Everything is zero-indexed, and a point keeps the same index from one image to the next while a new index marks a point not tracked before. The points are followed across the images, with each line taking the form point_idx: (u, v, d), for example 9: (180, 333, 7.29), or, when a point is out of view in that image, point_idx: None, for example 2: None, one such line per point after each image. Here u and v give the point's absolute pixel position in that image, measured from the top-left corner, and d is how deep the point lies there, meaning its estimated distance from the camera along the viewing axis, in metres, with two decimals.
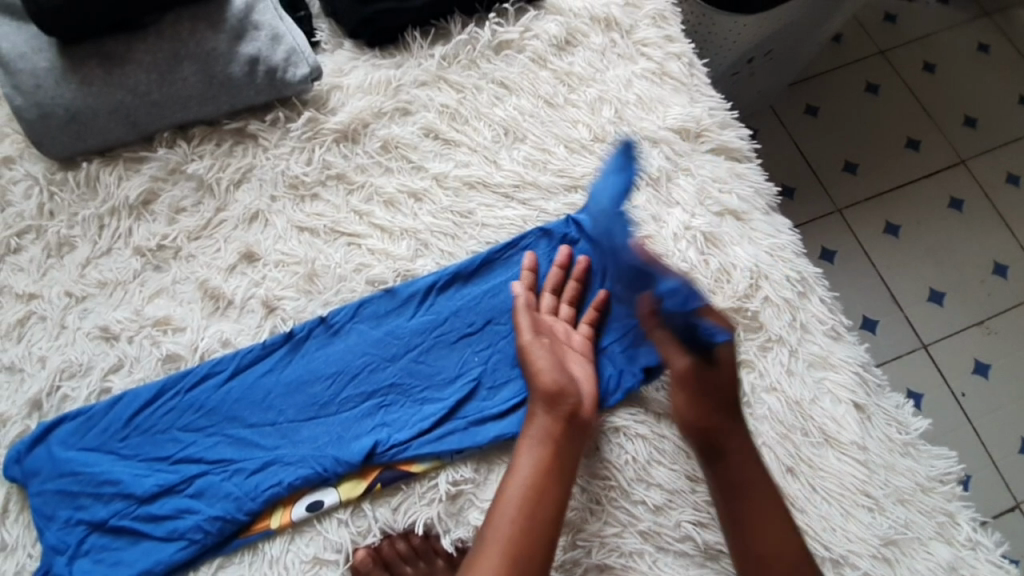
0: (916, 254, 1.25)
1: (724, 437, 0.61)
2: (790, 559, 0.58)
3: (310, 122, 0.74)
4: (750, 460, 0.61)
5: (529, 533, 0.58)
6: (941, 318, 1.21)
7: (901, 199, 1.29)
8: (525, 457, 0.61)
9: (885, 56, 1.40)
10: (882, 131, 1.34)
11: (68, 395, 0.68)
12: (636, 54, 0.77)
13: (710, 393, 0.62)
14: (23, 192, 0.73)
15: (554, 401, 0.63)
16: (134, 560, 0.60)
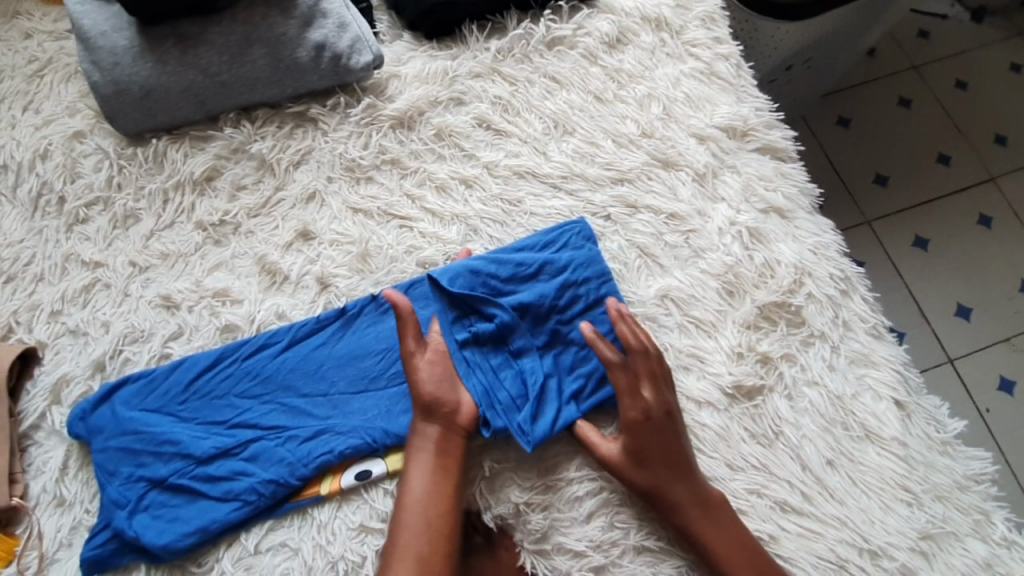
0: (944, 268, 1.25)
1: (678, 506, 0.61)
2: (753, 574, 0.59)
3: (368, 108, 0.77)
4: (711, 521, 0.60)
5: (431, 544, 0.59)
6: (967, 333, 1.21)
7: (931, 213, 1.30)
8: (415, 474, 0.61)
9: (918, 71, 1.41)
10: (914, 144, 1.35)
11: (129, 358, 0.70)
12: (685, 54, 0.79)
13: (657, 463, 0.61)
14: (93, 165, 0.77)
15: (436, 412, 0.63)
16: (190, 518, 0.62)
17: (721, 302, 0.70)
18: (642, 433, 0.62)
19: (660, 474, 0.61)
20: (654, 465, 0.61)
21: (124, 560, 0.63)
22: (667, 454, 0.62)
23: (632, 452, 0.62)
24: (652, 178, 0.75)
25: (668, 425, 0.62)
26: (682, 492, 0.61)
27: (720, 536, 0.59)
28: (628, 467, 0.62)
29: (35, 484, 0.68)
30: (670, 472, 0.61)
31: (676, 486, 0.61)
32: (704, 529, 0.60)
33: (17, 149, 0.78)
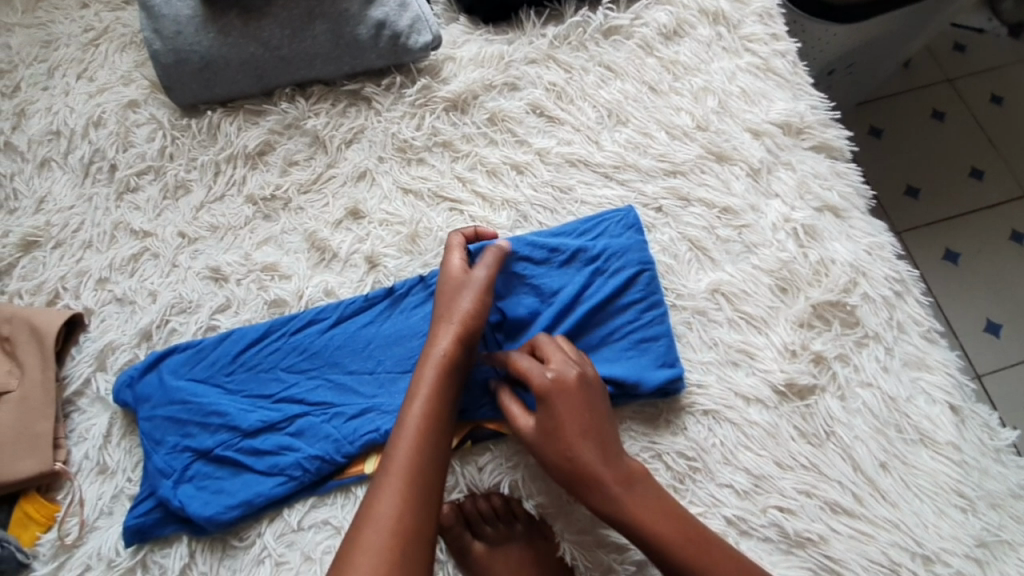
0: (974, 283, 1.17)
1: (597, 474, 0.58)
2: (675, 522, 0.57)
3: (423, 89, 0.77)
4: (633, 489, 0.58)
5: (424, 467, 0.55)
6: (997, 351, 1.13)
7: (960, 226, 1.21)
8: (420, 395, 0.59)
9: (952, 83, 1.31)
10: (944, 158, 1.26)
11: (175, 329, 0.70)
12: (741, 49, 0.79)
13: (572, 435, 0.59)
14: (146, 135, 0.78)
15: (458, 338, 0.62)
16: (235, 490, 0.62)
17: (774, 300, 0.69)
18: (550, 404, 0.60)
19: (574, 447, 0.59)
20: (568, 437, 0.59)
21: (166, 530, 0.63)
22: (580, 427, 0.59)
23: (543, 425, 0.60)
24: (706, 171, 0.74)
25: (579, 392, 0.60)
26: (605, 466, 0.58)
27: (642, 499, 0.58)
28: (540, 440, 0.60)
29: (76, 450, 0.68)
30: (585, 443, 0.59)
31: (596, 459, 0.59)
32: (633, 506, 0.57)
33: (71, 116, 0.80)
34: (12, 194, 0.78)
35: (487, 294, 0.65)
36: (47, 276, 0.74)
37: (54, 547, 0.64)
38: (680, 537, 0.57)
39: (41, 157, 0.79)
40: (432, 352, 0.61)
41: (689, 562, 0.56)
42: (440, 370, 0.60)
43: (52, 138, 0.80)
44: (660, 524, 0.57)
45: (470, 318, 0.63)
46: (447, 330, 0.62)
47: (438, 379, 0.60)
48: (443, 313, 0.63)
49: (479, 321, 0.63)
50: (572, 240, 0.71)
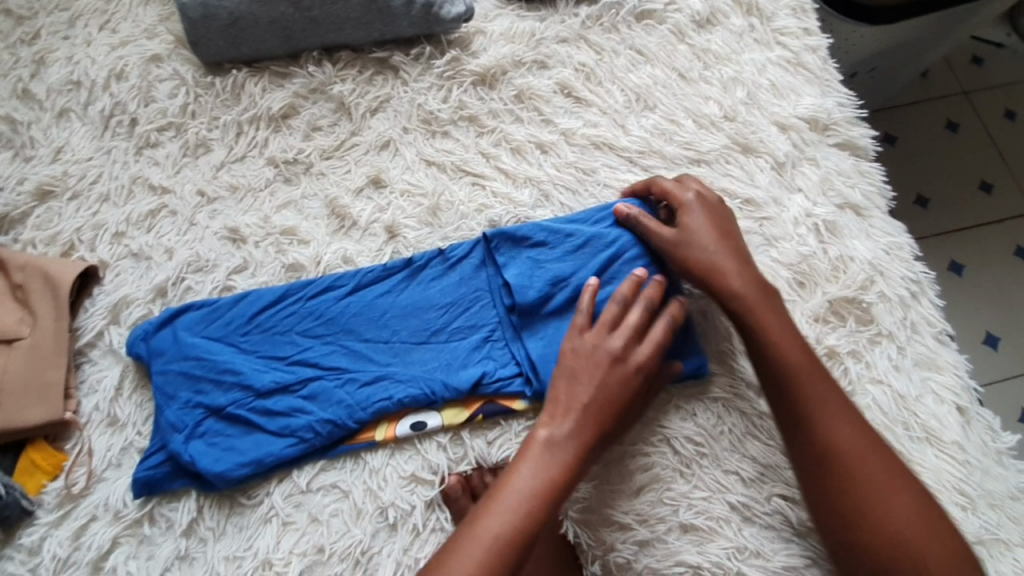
0: (975, 295, 1.13)
1: (753, 308, 0.62)
2: (835, 394, 0.58)
3: (452, 62, 0.77)
4: (789, 332, 0.61)
5: (503, 555, 0.53)
6: (993, 364, 1.09)
7: (967, 237, 1.16)
8: (527, 482, 0.56)
9: (968, 97, 1.25)
10: (955, 171, 1.20)
11: (191, 287, 0.70)
12: (773, 42, 0.79)
13: (729, 267, 0.63)
14: (169, 90, 0.78)
15: (591, 420, 0.59)
16: (245, 449, 0.62)
17: (790, 293, 0.69)
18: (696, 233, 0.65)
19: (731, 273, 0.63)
20: (723, 265, 0.63)
21: (175, 484, 0.63)
22: (741, 265, 0.64)
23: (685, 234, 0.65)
24: (730, 162, 0.74)
25: (722, 214, 0.67)
26: (809, 365, 0.59)
27: (795, 343, 0.60)
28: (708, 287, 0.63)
29: (87, 401, 0.67)
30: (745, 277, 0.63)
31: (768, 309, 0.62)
32: (790, 351, 0.60)
33: (93, 67, 0.79)
34: (29, 142, 0.77)
35: (617, 408, 0.60)
36: (62, 227, 0.73)
37: (60, 496, 0.64)
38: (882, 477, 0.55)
39: (60, 107, 0.78)
40: (563, 426, 0.59)
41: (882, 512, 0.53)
42: (566, 449, 0.58)
43: (72, 88, 0.79)
44: (861, 456, 0.56)
45: (592, 415, 0.59)
46: (573, 421, 0.59)
47: (552, 474, 0.57)
48: (564, 406, 0.59)
49: (615, 406, 0.60)
50: (586, 224, 0.70)
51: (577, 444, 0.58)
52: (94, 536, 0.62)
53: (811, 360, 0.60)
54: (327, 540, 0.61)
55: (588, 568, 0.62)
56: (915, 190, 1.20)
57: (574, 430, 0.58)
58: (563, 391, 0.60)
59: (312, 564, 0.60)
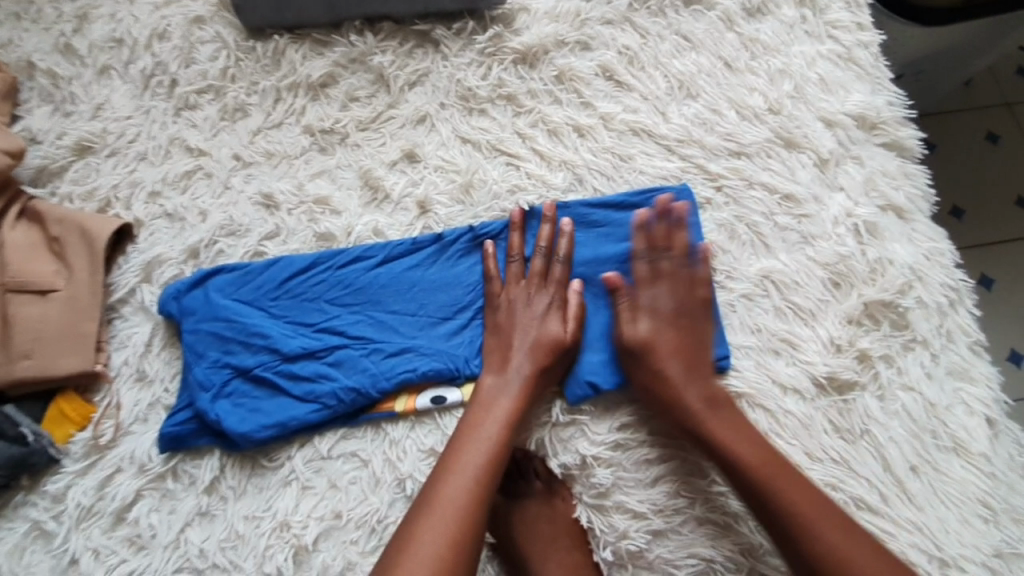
0: (1005, 311, 1.06)
1: (674, 364, 0.62)
2: (746, 438, 0.59)
3: (494, 38, 0.76)
4: (700, 378, 0.62)
5: (485, 490, 0.57)
6: (1018, 384, 1.02)
7: (1000, 251, 1.09)
8: (494, 426, 0.59)
9: (1011, 108, 1.17)
10: (992, 184, 1.12)
11: (223, 251, 0.71)
12: (825, 34, 0.77)
13: (665, 352, 0.63)
14: (210, 53, 0.78)
15: (509, 394, 0.61)
16: (270, 412, 0.63)
17: (822, 296, 0.68)
18: (656, 323, 0.64)
19: (675, 375, 0.62)
20: (664, 351, 0.63)
21: (200, 442, 0.64)
22: (679, 326, 0.64)
23: (653, 321, 0.64)
24: (772, 156, 0.72)
25: (699, 277, 0.66)
26: (708, 398, 0.61)
27: (701, 387, 0.61)
28: (648, 346, 0.63)
29: (117, 355, 0.69)
30: (685, 376, 0.62)
31: (706, 414, 0.60)
32: (708, 397, 0.61)
33: (135, 26, 0.80)
34: (69, 97, 0.78)
35: (564, 348, 0.64)
36: (99, 183, 0.74)
37: (87, 446, 0.65)
38: (753, 452, 0.58)
39: (101, 64, 0.79)
40: (488, 403, 0.61)
41: (773, 492, 0.55)
42: (493, 425, 0.59)
43: (114, 46, 0.80)
44: (753, 466, 0.57)
45: (544, 355, 0.63)
46: (528, 363, 0.63)
47: (512, 412, 0.60)
48: (520, 352, 0.63)
49: (531, 382, 0.62)
50: (615, 212, 0.70)
51: (521, 391, 0.61)
52: (119, 487, 0.64)
53: (729, 415, 0.60)
54: (344, 507, 0.61)
55: (598, 553, 0.62)
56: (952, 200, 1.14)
57: (530, 369, 0.62)
58: (513, 339, 0.64)
59: (329, 529, 0.61)
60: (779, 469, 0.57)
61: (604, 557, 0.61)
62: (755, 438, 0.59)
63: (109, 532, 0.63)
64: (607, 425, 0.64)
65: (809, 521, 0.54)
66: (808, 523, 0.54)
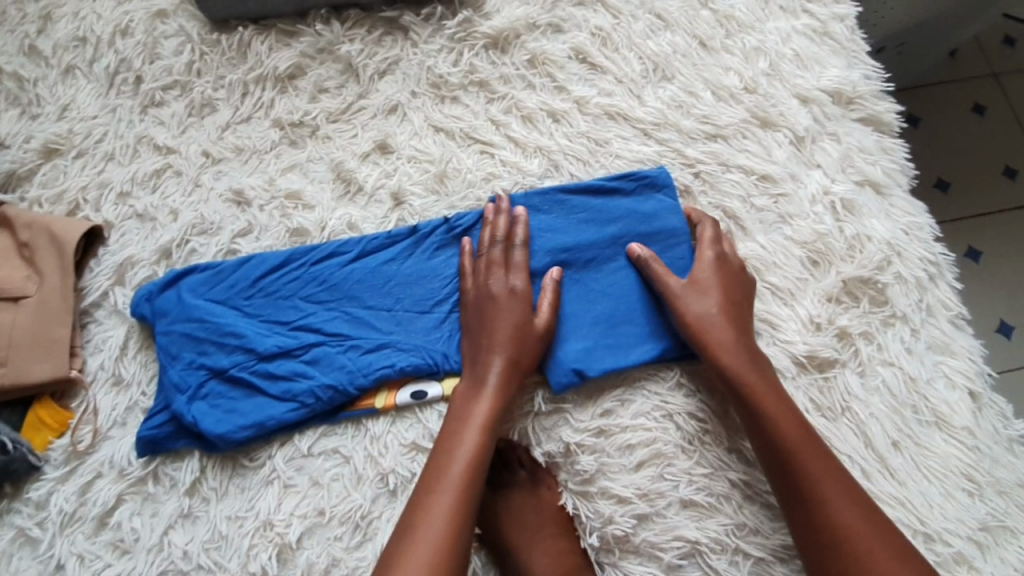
0: (992, 283, 1.05)
1: (725, 324, 0.62)
2: (785, 402, 0.59)
3: (464, 23, 0.75)
4: (747, 342, 0.62)
5: (467, 498, 0.56)
6: (1004, 355, 1.02)
7: (986, 223, 1.08)
8: (476, 429, 0.58)
9: (997, 78, 1.15)
10: (977, 155, 1.12)
11: (195, 250, 0.70)
12: (800, 9, 0.76)
13: (719, 309, 0.62)
14: (174, 48, 0.76)
15: (485, 397, 0.60)
16: (248, 412, 0.62)
17: (800, 276, 0.67)
18: (715, 282, 0.63)
19: (724, 333, 0.61)
20: (716, 308, 0.62)
21: (179, 444, 0.63)
22: (735, 290, 0.64)
23: (708, 275, 0.64)
24: (748, 136, 0.72)
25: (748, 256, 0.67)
26: (755, 361, 0.61)
27: (747, 349, 0.61)
28: (699, 301, 0.62)
29: (92, 360, 0.68)
30: (737, 336, 0.61)
31: (751, 373, 0.60)
32: (756, 360, 0.61)
33: (98, 23, 0.78)
34: (34, 99, 0.76)
35: (534, 335, 0.63)
36: (68, 185, 0.73)
37: (67, 452, 0.65)
38: (777, 403, 0.59)
39: (65, 64, 0.77)
40: (465, 409, 0.60)
41: (786, 444, 0.57)
42: (472, 432, 0.58)
43: (77, 45, 0.78)
44: (793, 435, 0.57)
45: (514, 351, 0.61)
46: (501, 360, 0.61)
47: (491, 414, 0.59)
48: (490, 352, 0.61)
49: (504, 383, 0.60)
50: (598, 197, 0.69)
51: (495, 393, 0.60)
52: (100, 492, 0.63)
53: (770, 378, 0.60)
54: (327, 504, 0.61)
55: (585, 539, 0.62)
56: (935, 173, 1.12)
57: (502, 368, 0.60)
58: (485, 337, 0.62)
59: (312, 526, 0.61)
60: (811, 445, 0.57)
61: (590, 543, 0.62)
62: (789, 402, 0.59)
63: (93, 537, 0.63)
64: (590, 413, 0.63)
65: (813, 474, 0.55)
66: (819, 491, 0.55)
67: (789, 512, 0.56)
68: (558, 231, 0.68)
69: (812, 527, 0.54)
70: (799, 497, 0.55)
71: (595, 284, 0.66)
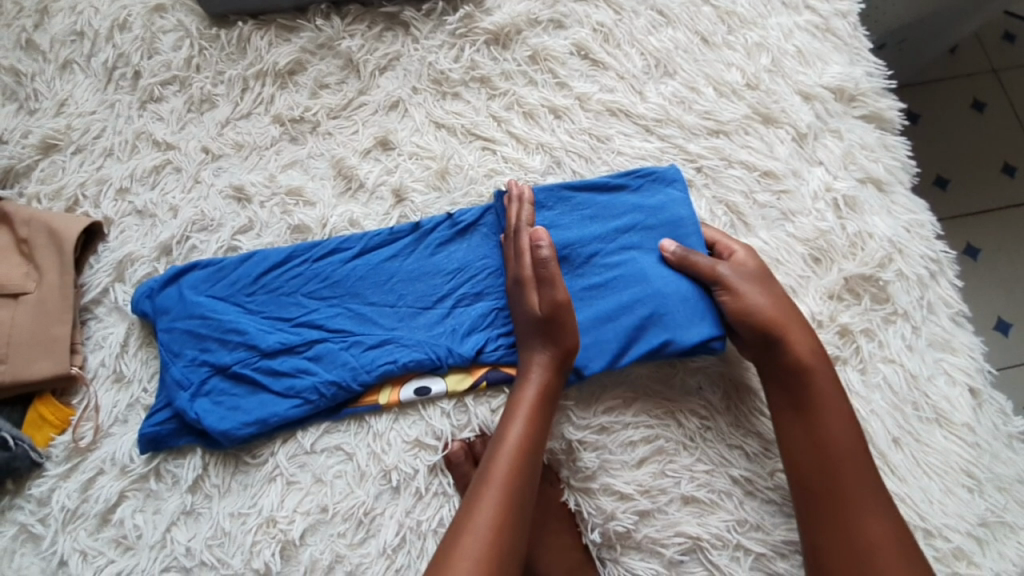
0: (990, 280, 1.06)
1: (793, 323, 0.61)
2: (841, 410, 0.58)
3: (465, 18, 0.74)
4: (811, 345, 0.60)
5: (518, 493, 0.54)
6: (1001, 352, 1.03)
7: (985, 220, 1.08)
8: (521, 421, 0.57)
9: (997, 74, 1.15)
10: (976, 152, 1.12)
11: (196, 246, 0.69)
12: (802, 5, 0.75)
13: (782, 306, 0.61)
14: (173, 43, 0.75)
15: (535, 391, 0.58)
16: (251, 409, 0.62)
17: (802, 273, 0.67)
18: (770, 281, 0.63)
19: (790, 331, 0.60)
20: (780, 305, 0.61)
21: (181, 441, 0.63)
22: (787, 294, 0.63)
23: (762, 267, 0.63)
24: (750, 133, 0.71)
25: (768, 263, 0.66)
26: (817, 365, 0.60)
27: (812, 352, 0.60)
28: (765, 296, 0.61)
29: (93, 357, 0.68)
30: (802, 336, 0.60)
31: (811, 376, 0.59)
32: (819, 364, 0.60)
33: (96, 17, 0.77)
34: (32, 94, 0.76)
35: (546, 317, 0.60)
36: (66, 181, 0.72)
37: (68, 449, 0.65)
38: (831, 405, 0.58)
39: (63, 59, 0.76)
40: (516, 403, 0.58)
41: (836, 451, 0.57)
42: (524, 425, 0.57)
43: (75, 39, 0.77)
44: (844, 444, 0.57)
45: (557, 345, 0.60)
46: (546, 354, 0.60)
47: (536, 402, 0.58)
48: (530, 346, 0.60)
49: (550, 378, 0.59)
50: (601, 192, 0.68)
51: (542, 388, 0.59)
52: (101, 489, 0.63)
53: (831, 384, 0.59)
54: (330, 500, 0.61)
55: (587, 535, 0.63)
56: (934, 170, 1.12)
57: (548, 361, 0.59)
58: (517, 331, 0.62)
59: (315, 523, 0.61)
60: (859, 456, 0.57)
61: (592, 538, 0.62)
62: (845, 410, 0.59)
63: (96, 534, 0.63)
64: (593, 410, 0.63)
65: (857, 482, 0.56)
66: (859, 503, 0.55)
67: (812, 505, 0.56)
68: (561, 227, 0.67)
69: (844, 530, 0.54)
70: (835, 494, 0.56)
71: (592, 277, 0.65)
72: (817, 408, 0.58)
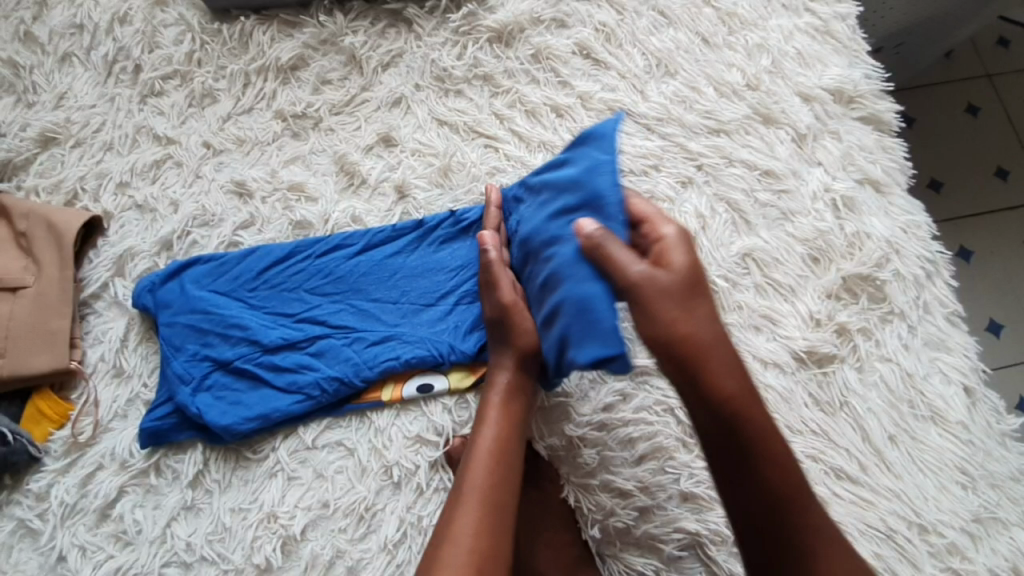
0: (982, 282, 1.07)
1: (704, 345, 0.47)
2: (777, 451, 0.48)
3: (468, 16, 0.74)
4: (737, 372, 0.48)
5: (503, 490, 0.52)
6: (994, 354, 1.04)
7: (978, 223, 1.10)
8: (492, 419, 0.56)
9: (991, 79, 1.16)
10: (970, 156, 1.13)
11: (197, 241, 0.69)
12: (802, 8, 0.76)
13: (692, 322, 0.47)
14: (174, 37, 0.75)
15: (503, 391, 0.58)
16: (252, 404, 0.62)
17: (800, 272, 0.68)
18: (672, 286, 0.48)
19: (701, 357, 0.47)
20: (681, 320, 0.47)
21: (181, 436, 0.63)
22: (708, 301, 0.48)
23: (682, 274, 0.48)
24: (751, 133, 0.72)
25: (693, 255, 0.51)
26: (744, 395, 0.47)
27: (734, 379, 0.47)
28: (669, 311, 0.47)
29: (92, 352, 0.67)
30: (719, 362, 0.47)
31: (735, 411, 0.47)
32: (745, 394, 0.47)
33: (95, 10, 0.77)
34: (30, 87, 0.75)
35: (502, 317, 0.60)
36: (66, 174, 0.72)
37: (67, 444, 0.64)
38: (763, 444, 0.47)
39: (62, 52, 0.76)
40: (488, 404, 0.57)
41: (775, 505, 0.47)
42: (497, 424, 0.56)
43: (75, 32, 0.76)
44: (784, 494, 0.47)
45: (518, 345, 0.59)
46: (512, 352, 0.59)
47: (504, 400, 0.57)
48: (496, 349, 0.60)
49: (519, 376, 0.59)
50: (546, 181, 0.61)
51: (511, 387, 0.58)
52: (101, 484, 0.63)
53: (762, 418, 0.47)
54: (331, 496, 0.61)
55: (586, 532, 0.62)
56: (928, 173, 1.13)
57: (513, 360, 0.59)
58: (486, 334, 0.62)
59: (316, 518, 0.61)
60: (805, 507, 0.47)
61: (592, 535, 0.62)
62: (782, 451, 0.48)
63: (94, 529, 0.62)
64: (592, 407, 0.64)
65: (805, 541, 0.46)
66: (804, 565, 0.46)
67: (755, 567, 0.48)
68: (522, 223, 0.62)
69: None
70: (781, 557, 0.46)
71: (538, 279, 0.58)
72: (755, 457, 0.47)
